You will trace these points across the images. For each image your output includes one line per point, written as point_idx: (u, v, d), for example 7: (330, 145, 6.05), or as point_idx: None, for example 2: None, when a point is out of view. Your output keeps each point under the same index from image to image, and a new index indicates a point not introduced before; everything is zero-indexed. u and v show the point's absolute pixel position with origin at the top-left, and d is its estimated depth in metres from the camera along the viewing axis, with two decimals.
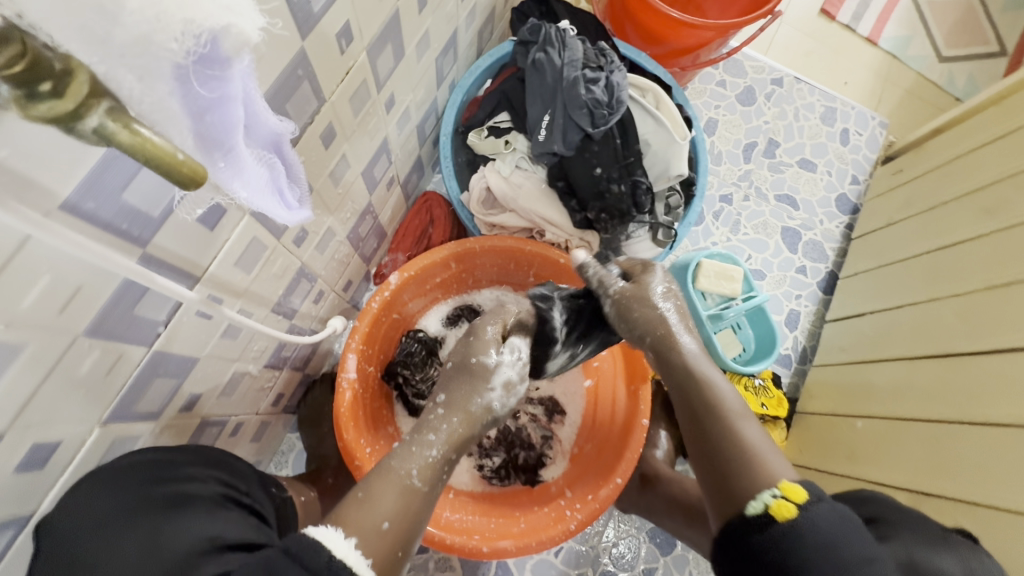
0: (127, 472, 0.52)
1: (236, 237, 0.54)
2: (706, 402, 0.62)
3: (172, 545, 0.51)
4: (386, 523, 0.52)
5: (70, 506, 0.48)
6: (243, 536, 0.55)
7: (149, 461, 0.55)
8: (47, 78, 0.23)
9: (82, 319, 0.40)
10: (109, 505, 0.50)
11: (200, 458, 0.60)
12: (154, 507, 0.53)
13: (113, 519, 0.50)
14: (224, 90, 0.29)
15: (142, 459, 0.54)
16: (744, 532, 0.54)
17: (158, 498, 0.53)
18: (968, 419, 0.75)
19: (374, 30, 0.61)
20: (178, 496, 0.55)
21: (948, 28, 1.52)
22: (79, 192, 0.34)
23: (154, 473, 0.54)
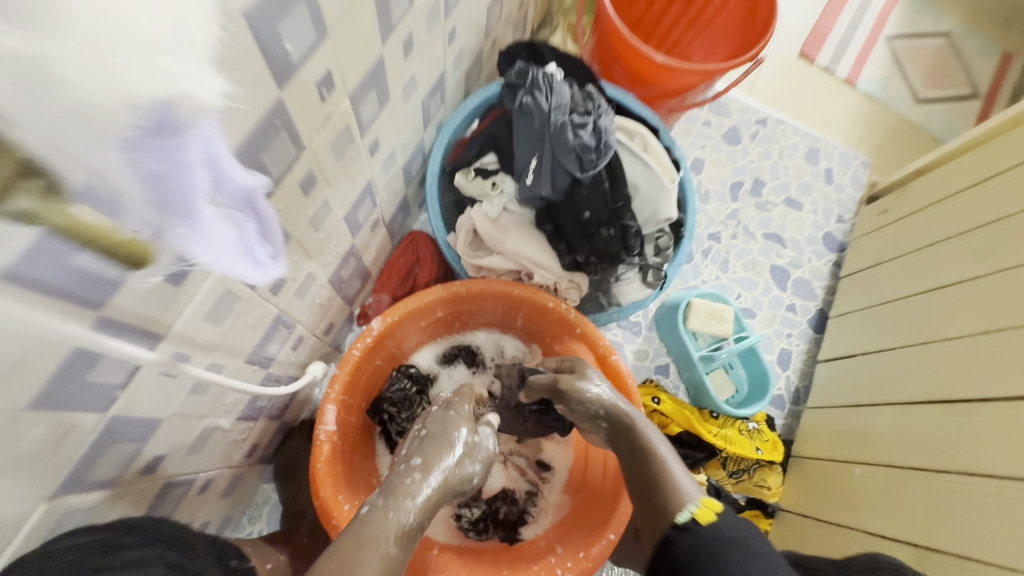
0: (74, 551, 0.48)
1: (206, 292, 0.51)
2: (644, 448, 0.67)
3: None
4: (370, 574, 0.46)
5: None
6: None
7: (92, 544, 0.50)
8: None
9: (24, 391, 0.37)
10: None
11: (143, 537, 0.56)
12: None
13: None
14: (178, 158, 0.28)
15: (83, 542, 0.50)
16: (671, 541, 0.58)
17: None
18: (969, 470, 0.73)
19: (358, 77, 0.60)
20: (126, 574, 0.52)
21: (924, 71, 1.57)
22: (20, 261, 0.31)
23: (103, 550, 0.51)
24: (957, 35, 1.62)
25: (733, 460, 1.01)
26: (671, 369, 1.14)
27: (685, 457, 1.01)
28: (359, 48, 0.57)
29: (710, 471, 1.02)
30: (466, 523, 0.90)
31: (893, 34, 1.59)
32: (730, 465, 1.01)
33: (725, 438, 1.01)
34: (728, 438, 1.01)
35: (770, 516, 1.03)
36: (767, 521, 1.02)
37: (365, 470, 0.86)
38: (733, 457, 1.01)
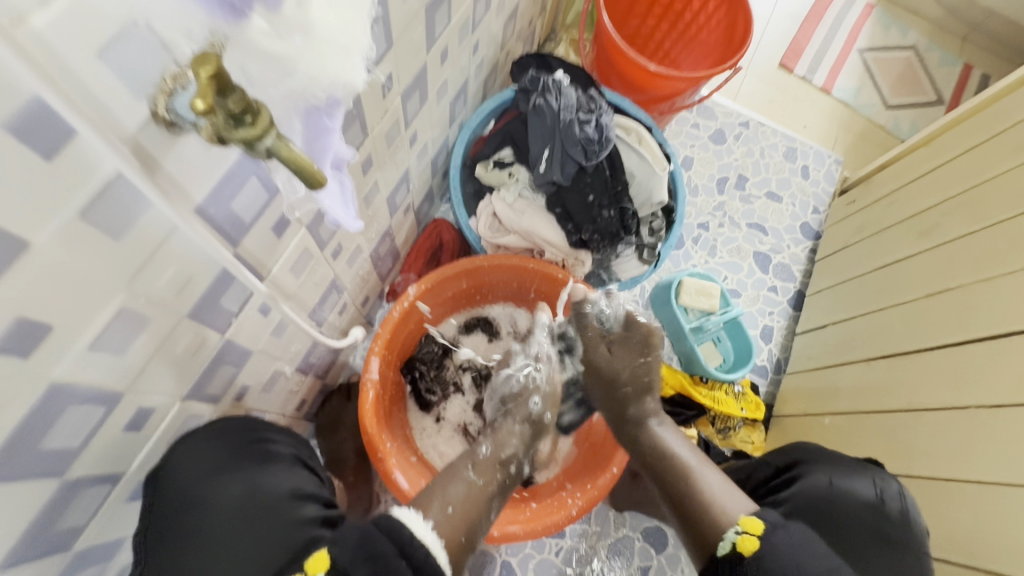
0: (224, 431, 0.64)
1: (294, 246, 0.65)
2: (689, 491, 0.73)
3: (270, 488, 0.63)
4: (450, 508, 0.67)
5: (188, 455, 0.60)
6: (315, 488, 0.67)
7: (236, 426, 0.66)
8: (249, 113, 0.33)
9: (188, 301, 0.50)
10: (219, 456, 0.62)
11: (273, 427, 0.72)
12: (249, 459, 0.65)
13: (221, 468, 0.62)
14: (329, 124, 0.41)
15: (230, 425, 0.65)
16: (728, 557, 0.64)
17: (252, 453, 0.65)
18: (917, 408, 0.86)
19: (408, 79, 0.74)
20: (264, 453, 0.67)
21: (892, 80, 1.73)
22: (208, 199, 0.45)
23: (246, 434, 0.66)
24: (922, 48, 1.79)
25: (720, 419, 1.14)
26: (666, 342, 1.27)
27: (677, 415, 1.15)
28: (411, 56, 0.71)
29: (700, 427, 1.16)
30: None
31: (865, 47, 1.76)
32: (718, 423, 1.15)
33: (713, 399, 1.14)
34: (716, 399, 1.14)
35: None
36: None
37: (400, 421, 1.00)
38: (720, 415, 1.14)
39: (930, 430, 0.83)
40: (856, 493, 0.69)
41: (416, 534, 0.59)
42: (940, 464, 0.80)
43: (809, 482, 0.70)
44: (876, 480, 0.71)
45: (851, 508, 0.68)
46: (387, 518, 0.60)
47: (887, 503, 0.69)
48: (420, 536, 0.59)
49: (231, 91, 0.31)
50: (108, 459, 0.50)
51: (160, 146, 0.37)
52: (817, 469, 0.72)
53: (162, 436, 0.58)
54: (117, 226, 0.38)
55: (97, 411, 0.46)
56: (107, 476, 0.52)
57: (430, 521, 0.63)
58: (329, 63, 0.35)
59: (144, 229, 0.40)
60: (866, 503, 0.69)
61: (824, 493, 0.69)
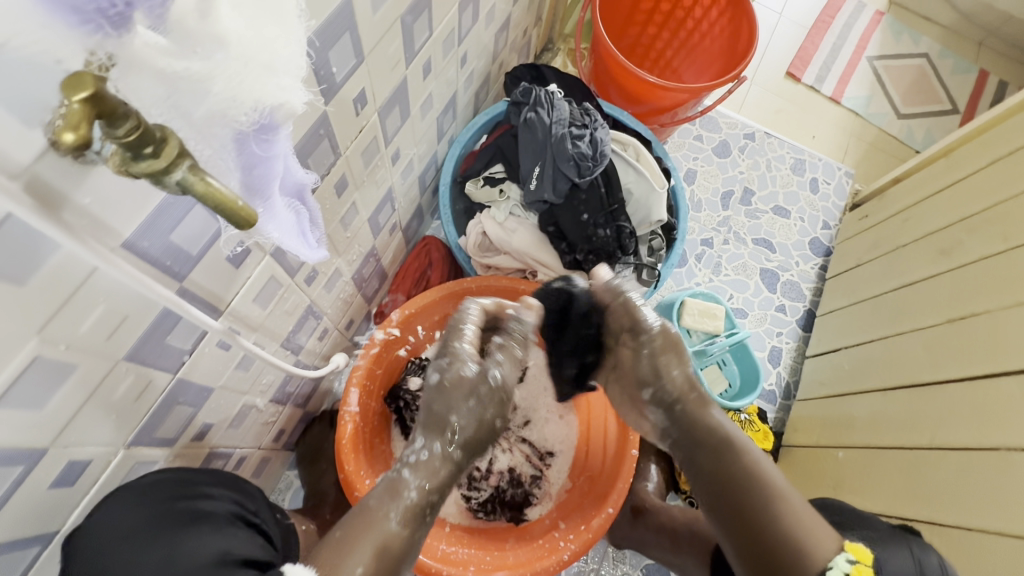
0: (148, 488, 0.55)
1: (257, 274, 0.60)
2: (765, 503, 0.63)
3: (190, 557, 0.53)
4: (358, 567, 0.56)
5: (104, 520, 0.52)
6: (249, 552, 0.58)
7: (169, 479, 0.59)
8: (151, 143, 0.28)
9: (124, 345, 0.45)
10: (136, 519, 0.53)
11: (214, 477, 0.64)
12: (174, 520, 0.55)
13: (138, 534, 0.53)
14: (270, 150, 0.36)
15: (164, 478, 0.58)
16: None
17: (178, 513, 0.56)
18: (941, 445, 0.79)
19: (385, 94, 0.69)
20: (194, 512, 0.57)
21: (904, 88, 1.67)
22: (138, 232, 0.40)
23: (173, 491, 0.58)
24: (935, 55, 1.73)
25: None
26: None
27: None
28: (388, 69, 0.66)
29: None
30: (475, 504, 0.97)
31: (875, 55, 1.70)
32: None
33: None
34: None
35: None
36: None
37: (382, 453, 0.94)
38: None
39: (956, 471, 0.76)
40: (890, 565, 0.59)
41: None
42: (966, 509, 0.73)
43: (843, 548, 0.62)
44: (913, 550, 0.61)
45: None
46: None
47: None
48: None
49: (122, 118, 0.26)
50: (33, 517, 0.46)
51: (68, 181, 0.33)
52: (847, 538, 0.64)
53: (105, 486, 0.53)
54: (17, 271, 0.33)
55: (14, 471, 0.41)
56: (34, 536, 0.47)
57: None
58: (255, 85, 0.29)
59: (55, 271, 0.35)
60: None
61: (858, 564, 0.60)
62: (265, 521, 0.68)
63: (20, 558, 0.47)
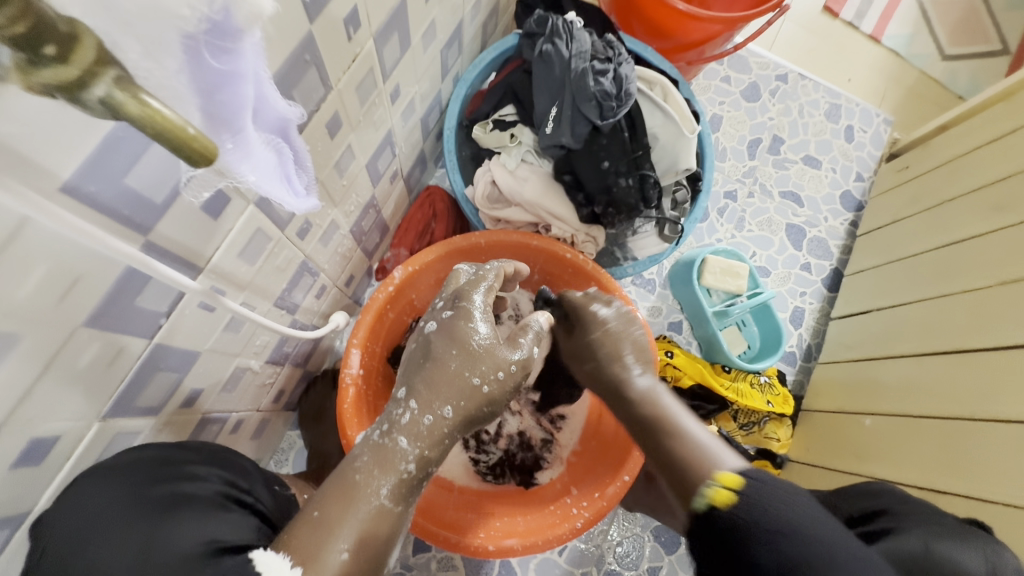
0: (123, 471, 0.50)
1: (241, 226, 0.53)
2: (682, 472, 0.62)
3: (172, 547, 0.48)
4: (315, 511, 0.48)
5: (73, 500, 0.47)
6: (243, 538, 0.53)
7: (148, 459, 0.53)
8: (52, 41, 0.20)
9: (81, 309, 0.39)
10: (113, 505, 0.48)
11: (200, 456, 0.58)
12: (152, 506, 0.50)
13: (112, 521, 0.48)
14: (235, 66, 0.28)
15: (140, 458, 0.53)
16: None
17: (156, 497, 0.51)
18: (981, 416, 0.75)
19: (381, 17, 0.60)
20: (179, 495, 0.52)
21: (951, 26, 1.52)
22: (80, 173, 0.32)
23: (155, 471, 0.53)
24: None
25: (743, 413, 1.04)
26: (685, 326, 1.15)
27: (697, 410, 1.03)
28: None
29: (720, 423, 1.05)
30: (483, 467, 0.94)
31: None
32: (741, 418, 1.04)
33: (736, 391, 1.04)
34: (739, 392, 1.03)
35: (777, 467, 1.04)
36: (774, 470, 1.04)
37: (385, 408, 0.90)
38: (743, 409, 1.03)
39: (995, 443, 0.72)
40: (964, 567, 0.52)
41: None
42: (1006, 483, 0.69)
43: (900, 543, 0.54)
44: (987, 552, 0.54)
45: None
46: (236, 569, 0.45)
47: None
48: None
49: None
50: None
51: None
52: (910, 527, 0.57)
53: (82, 459, 0.49)
54: None
55: None
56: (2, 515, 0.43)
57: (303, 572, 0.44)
58: None
59: None
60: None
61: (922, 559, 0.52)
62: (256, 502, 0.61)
63: None
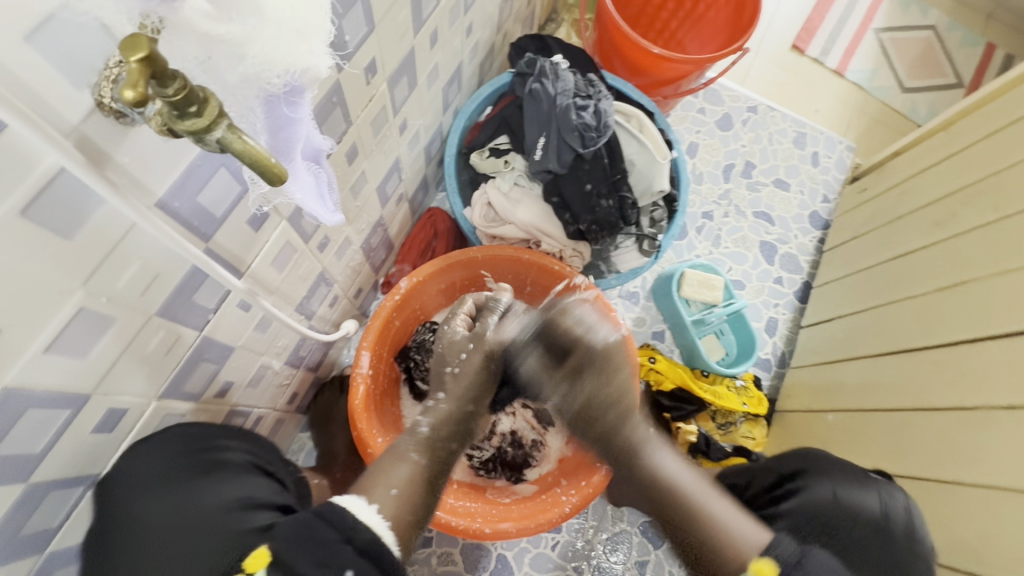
0: (166, 442, 0.59)
1: (274, 238, 0.63)
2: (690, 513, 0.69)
3: (209, 501, 0.59)
4: (394, 490, 0.62)
5: (131, 465, 0.56)
6: (268, 496, 0.63)
7: (189, 434, 0.62)
8: (194, 102, 0.30)
9: (156, 300, 0.48)
10: (166, 468, 0.58)
11: (233, 432, 0.68)
12: (192, 471, 0.60)
13: (162, 481, 0.58)
14: (295, 113, 0.38)
15: (188, 432, 0.62)
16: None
17: (196, 463, 0.61)
18: (925, 406, 0.84)
19: (394, 64, 0.71)
20: (214, 463, 0.63)
21: (909, 61, 1.66)
22: (169, 192, 0.42)
23: (196, 442, 0.62)
24: (941, 28, 1.71)
25: (720, 413, 1.12)
26: (667, 335, 1.24)
27: (677, 410, 1.11)
28: (397, 39, 0.67)
29: (700, 422, 1.13)
30: (477, 461, 1.01)
31: (882, 28, 1.68)
32: (719, 418, 1.12)
33: (714, 394, 1.12)
34: (716, 394, 1.11)
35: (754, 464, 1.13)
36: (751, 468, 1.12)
37: (390, 404, 1.00)
38: (721, 410, 1.11)
39: (938, 432, 0.80)
40: (861, 507, 0.65)
41: (359, 519, 0.54)
42: (945, 466, 0.78)
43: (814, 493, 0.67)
44: (882, 494, 0.67)
45: (859, 524, 0.64)
46: (328, 506, 0.55)
47: (893, 520, 0.64)
48: (364, 523, 0.54)
49: (170, 78, 0.29)
50: (77, 460, 0.50)
51: (110, 139, 0.35)
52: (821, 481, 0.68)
53: (139, 435, 0.57)
54: (65, 226, 0.36)
55: (61, 415, 0.44)
56: (78, 477, 0.52)
57: (376, 505, 0.58)
58: (283, 47, 0.31)
59: (99, 225, 0.38)
60: (870, 520, 0.64)
61: (829, 506, 0.65)
62: (279, 471, 0.72)
63: (67, 497, 0.51)
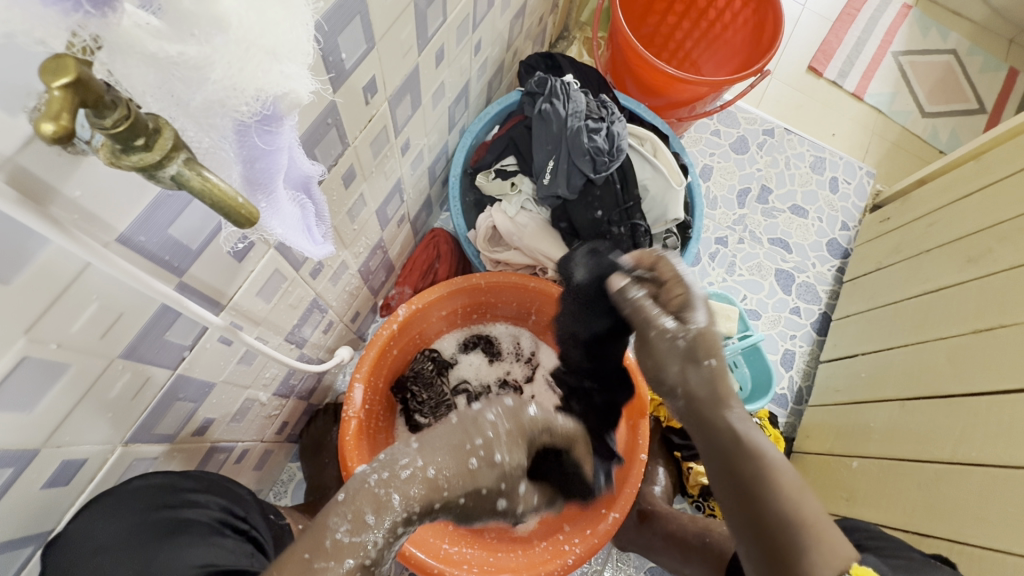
0: (128, 497, 0.54)
1: (261, 268, 0.58)
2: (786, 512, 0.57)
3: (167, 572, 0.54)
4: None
5: (82, 527, 0.51)
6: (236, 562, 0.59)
7: (152, 486, 0.57)
8: (142, 134, 0.26)
9: (119, 343, 0.43)
10: (119, 528, 0.53)
11: (203, 482, 0.63)
12: (152, 531, 0.55)
13: (117, 545, 0.53)
14: (274, 143, 0.33)
15: (145, 485, 0.56)
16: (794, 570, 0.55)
17: (156, 524, 0.55)
18: (962, 461, 0.78)
19: (396, 83, 0.66)
20: (177, 522, 0.57)
21: (930, 86, 1.61)
22: (134, 226, 0.38)
23: (157, 498, 0.57)
24: (962, 52, 1.67)
25: None
26: None
27: (689, 449, 1.06)
28: (399, 55, 0.63)
29: None
30: None
31: (900, 51, 1.64)
32: None
33: None
34: None
35: None
36: None
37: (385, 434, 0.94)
38: None
39: (978, 488, 0.74)
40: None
41: None
42: (983, 528, 0.72)
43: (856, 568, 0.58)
44: None
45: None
46: None
47: None
48: None
49: (109, 108, 0.25)
50: (24, 519, 0.46)
51: (53, 170, 0.31)
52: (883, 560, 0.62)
53: (101, 483, 0.53)
54: (0, 269, 0.31)
55: (4, 473, 0.41)
56: (27, 536, 0.47)
57: None
58: (256, 73, 0.27)
59: (44, 265, 0.34)
60: None
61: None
62: (251, 526, 0.66)
63: (14, 557, 0.48)
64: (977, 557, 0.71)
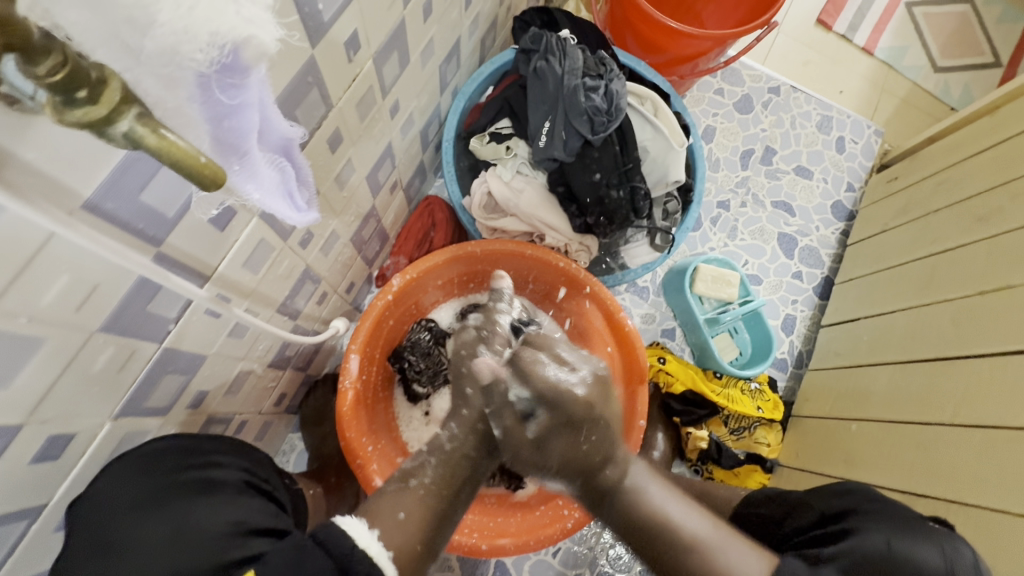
0: (152, 458, 0.57)
1: (246, 237, 0.55)
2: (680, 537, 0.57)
3: (199, 525, 0.55)
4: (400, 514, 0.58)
5: (94, 494, 0.53)
6: (264, 519, 0.59)
7: (173, 449, 0.59)
8: (84, 86, 0.24)
9: (97, 316, 0.42)
10: (141, 487, 0.55)
11: (223, 443, 0.64)
12: (180, 490, 0.57)
13: (143, 502, 0.55)
14: (241, 98, 0.30)
15: (166, 448, 0.59)
16: None
17: (182, 483, 0.57)
18: (962, 422, 0.78)
19: (380, 38, 0.63)
20: (205, 482, 0.59)
21: (943, 39, 1.54)
22: (101, 191, 0.36)
23: (180, 460, 0.59)
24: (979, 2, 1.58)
25: (734, 418, 1.06)
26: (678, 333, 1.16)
27: (688, 414, 1.05)
28: (382, 8, 0.59)
29: (712, 428, 1.06)
30: None
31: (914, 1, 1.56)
32: (732, 423, 1.06)
33: (727, 397, 1.06)
34: (730, 398, 1.05)
35: (768, 472, 1.08)
36: (765, 475, 1.07)
37: (382, 404, 0.94)
38: (734, 415, 1.05)
39: (975, 447, 0.74)
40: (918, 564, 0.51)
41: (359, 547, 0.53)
42: (979, 488, 0.72)
43: (860, 541, 0.53)
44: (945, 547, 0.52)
45: None
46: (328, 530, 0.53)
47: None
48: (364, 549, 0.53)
49: (41, 54, 0.23)
50: (15, 495, 0.46)
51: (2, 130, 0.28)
52: (873, 528, 0.55)
53: (94, 455, 0.52)
54: None
55: None
56: (22, 510, 0.47)
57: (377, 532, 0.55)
58: (212, 13, 0.24)
59: (5, 236, 0.32)
60: None
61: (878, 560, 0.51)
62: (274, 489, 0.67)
63: (10, 531, 0.48)
64: (974, 516, 0.71)
